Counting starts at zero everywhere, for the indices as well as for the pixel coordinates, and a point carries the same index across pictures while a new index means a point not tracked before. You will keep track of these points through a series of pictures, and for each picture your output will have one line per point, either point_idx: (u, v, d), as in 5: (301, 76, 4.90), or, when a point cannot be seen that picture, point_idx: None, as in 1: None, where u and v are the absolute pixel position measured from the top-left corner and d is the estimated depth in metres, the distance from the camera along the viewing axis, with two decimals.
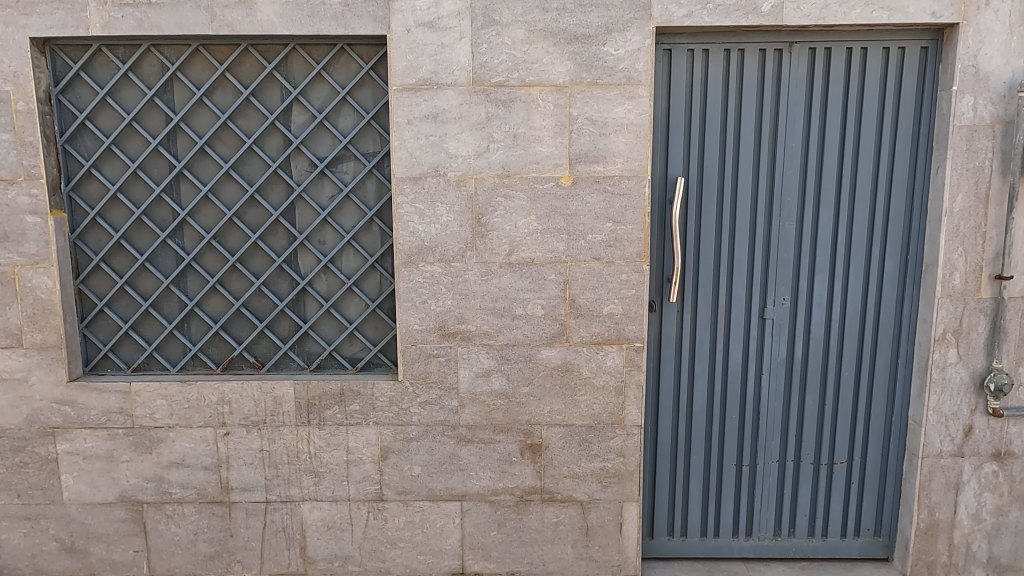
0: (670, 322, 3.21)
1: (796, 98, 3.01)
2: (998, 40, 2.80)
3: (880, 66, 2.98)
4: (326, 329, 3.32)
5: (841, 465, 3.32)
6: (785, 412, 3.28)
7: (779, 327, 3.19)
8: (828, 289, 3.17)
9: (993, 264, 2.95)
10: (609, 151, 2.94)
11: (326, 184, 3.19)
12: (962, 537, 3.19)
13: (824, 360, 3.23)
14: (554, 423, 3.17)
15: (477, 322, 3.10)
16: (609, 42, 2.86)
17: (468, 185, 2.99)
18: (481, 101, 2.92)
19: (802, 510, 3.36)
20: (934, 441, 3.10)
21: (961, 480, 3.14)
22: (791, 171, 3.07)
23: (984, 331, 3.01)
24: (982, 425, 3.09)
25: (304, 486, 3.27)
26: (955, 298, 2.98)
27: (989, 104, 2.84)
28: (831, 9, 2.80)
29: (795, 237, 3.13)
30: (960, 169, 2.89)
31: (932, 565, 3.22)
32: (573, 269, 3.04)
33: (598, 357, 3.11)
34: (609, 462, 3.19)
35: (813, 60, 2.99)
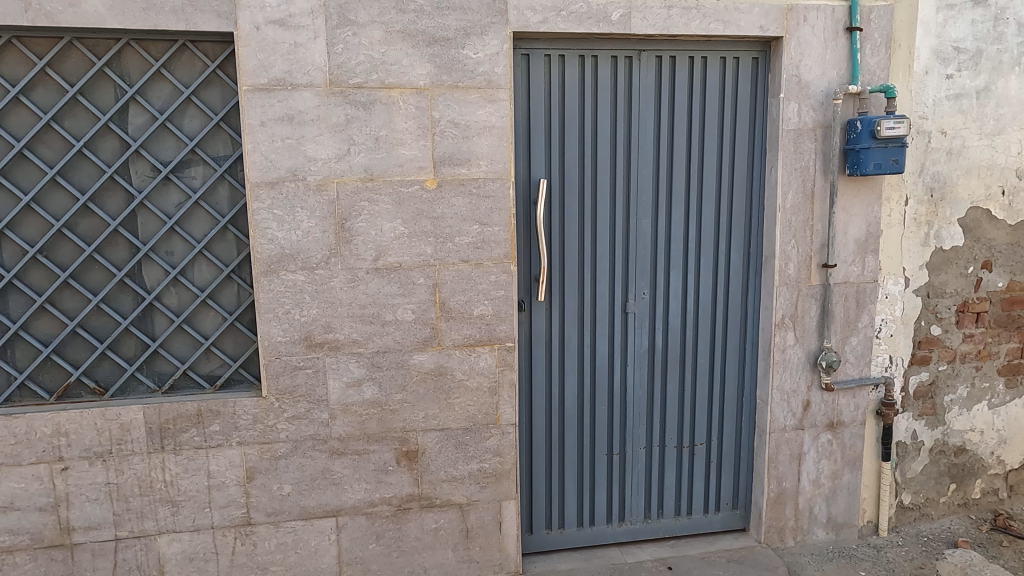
0: (539, 320, 3.28)
1: (646, 103, 3.19)
2: (815, 53, 3.12)
3: (718, 73, 3.22)
4: (179, 347, 3.08)
5: (701, 446, 3.55)
6: (649, 400, 3.46)
7: (640, 319, 3.36)
8: (682, 281, 3.38)
9: (820, 254, 3.28)
10: (472, 153, 2.96)
11: (172, 190, 2.96)
12: (805, 502, 3.52)
13: (681, 348, 3.44)
14: (429, 429, 3.14)
15: (345, 330, 3.00)
16: (467, 45, 2.88)
17: (329, 189, 2.89)
18: (340, 103, 2.84)
19: (669, 492, 3.56)
20: (779, 416, 3.40)
21: (802, 451, 3.46)
22: (644, 172, 3.24)
23: (815, 315, 3.34)
24: (818, 399, 3.42)
25: (160, 518, 3.01)
26: (791, 286, 3.28)
27: (811, 110, 3.16)
28: (673, 20, 3.00)
29: (651, 234, 3.31)
30: (790, 169, 3.19)
31: (782, 531, 3.52)
32: (441, 272, 3.03)
33: (470, 359, 3.11)
34: (487, 462, 3.21)
35: (660, 68, 3.17)
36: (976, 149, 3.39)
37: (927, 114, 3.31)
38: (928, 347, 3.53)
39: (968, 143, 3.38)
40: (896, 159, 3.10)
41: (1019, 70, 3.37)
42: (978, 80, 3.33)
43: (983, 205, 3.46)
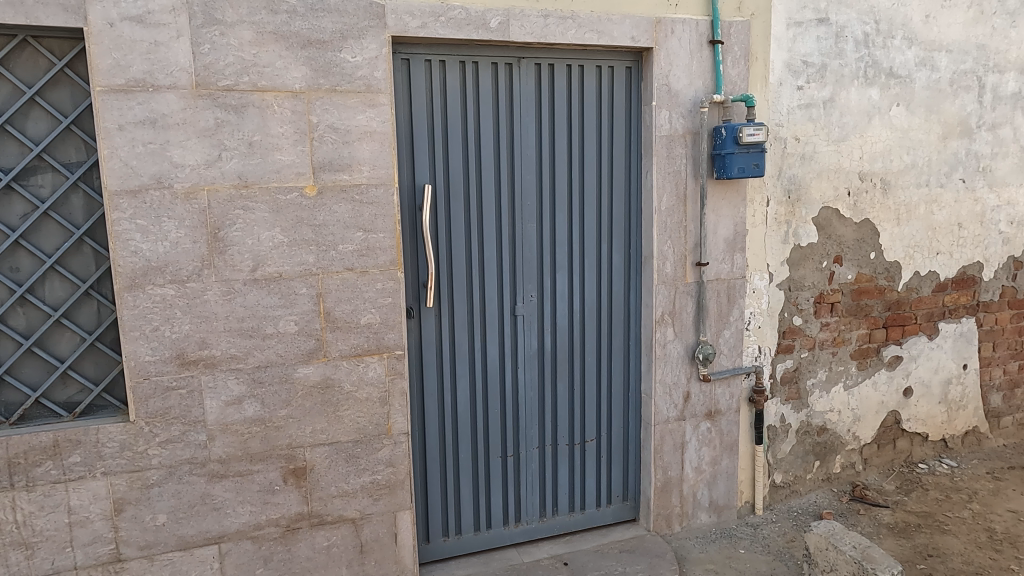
0: (429, 326, 3.25)
1: (527, 109, 3.25)
2: (683, 64, 3.31)
3: (595, 81, 3.33)
4: (29, 373, 2.80)
5: (591, 442, 3.66)
6: (540, 400, 3.52)
7: (528, 321, 3.42)
8: (568, 283, 3.47)
9: (694, 253, 3.48)
10: (353, 159, 2.89)
11: (15, 200, 2.69)
12: (689, 489, 3.71)
13: (570, 348, 3.53)
14: (317, 444, 3.03)
15: (222, 346, 2.84)
16: (345, 48, 2.81)
17: (199, 197, 2.73)
18: (208, 106, 2.69)
19: (562, 489, 3.64)
20: (663, 409, 3.57)
21: (685, 440, 3.65)
22: (528, 176, 3.30)
23: (692, 311, 3.53)
24: (697, 390, 3.62)
25: (12, 563, 2.72)
26: (669, 284, 3.45)
27: (681, 118, 3.35)
28: (550, 29, 3.07)
29: (536, 237, 3.37)
30: (663, 173, 3.36)
31: (669, 518, 3.69)
32: (325, 281, 2.93)
33: (358, 369, 3.04)
34: (379, 474, 3.14)
35: (540, 75, 3.25)
36: (825, 154, 3.73)
37: (783, 122, 3.59)
38: (791, 336, 3.83)
39: (818, 148, 3.70)
40: (757, 164, 3.33)
41: (858, 82, 3.73)
42: (824, 91, 3.66)
43: (833, 204, 3.80)
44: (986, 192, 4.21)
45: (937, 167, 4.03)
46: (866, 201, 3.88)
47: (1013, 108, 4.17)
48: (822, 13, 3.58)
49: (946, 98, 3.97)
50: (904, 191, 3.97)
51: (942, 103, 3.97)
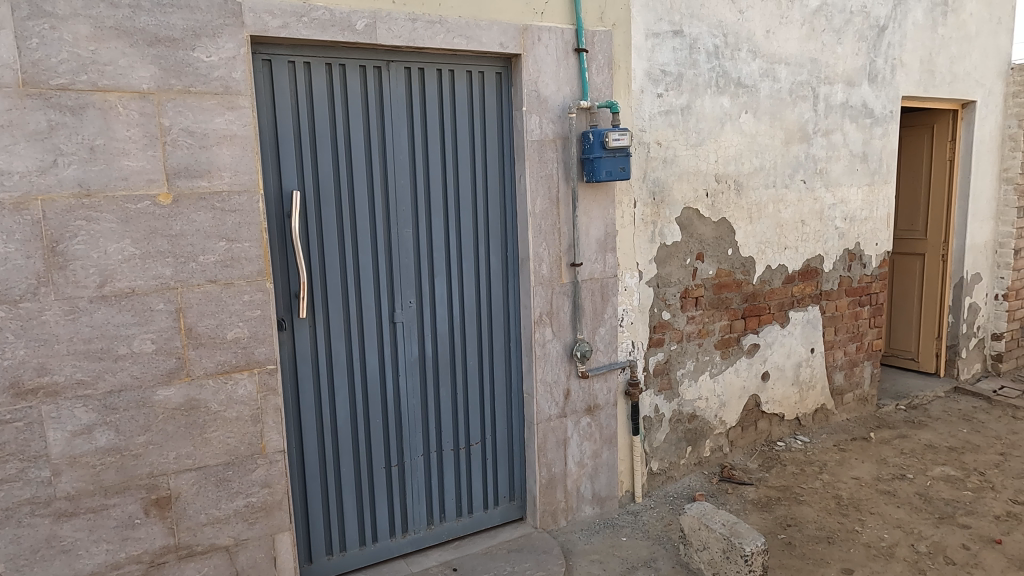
0: (303, 338, 3.13)
1: (398, 114, 3.21)
2: (550, 70, 3.40)
3: (466, 86, 3.35)
4: None
5: (476, 445, 3.67)
6: (423, 407, 3.49)
7: (408, 328, 3.38)
8: (446, 287, 3.46)
9: (568, 254, 3.58)
10: (212, 164, 2.72)
11: None
12: (573, 483, 3.81)
13: (451, 352, 3.52)
14: (183, 469, 2.82)
15: (66, 371, 2.58)
16: (198, 47, 2.64)
17: (31, 208, 2.46)
18: (39, 107, 2.43)
19: (449, 495, 3.62)
20: (544, 407, 3.64)
21: (567, 436, 3.74)
22: (402, 181, 3.26)
23: (568, 310, 3.63)
24: (576, 387, 3.73)
25: None
26: (545, 285, 3.54)
27: (550, 123, 3.44)
28: (418, 33, 3.05)
29: (413, 243, 3.34)
30: (536, 177, 3.44)
31: (554, 513, 3.77)
32: (185, 295, 2.74)
33: (227, 387, 2.87)
34: (254, 497, 2.97)
35: (410, 79, 3.22)
36: (684, 158, 3.97)
37: (645, 128, 3.78)
38: (661, 330, 4.04)
39: (678, 152, 3.94)
40: (623, 167, 3.49)
41: (711, 91, 4.01)
42: (682, 99, 3.90)
43: (693, 205, 4.06)
44: (824, 192, 4.66)
45: (782, 170, 4.41)
46: (723, 202, 4.18)
47: (843, 116, 4.64)
48: (676, 25, 3.82)
49: (787, 106, 4.36)
50: (755, 192, 4.31)
51: (784, 111, 4.35)
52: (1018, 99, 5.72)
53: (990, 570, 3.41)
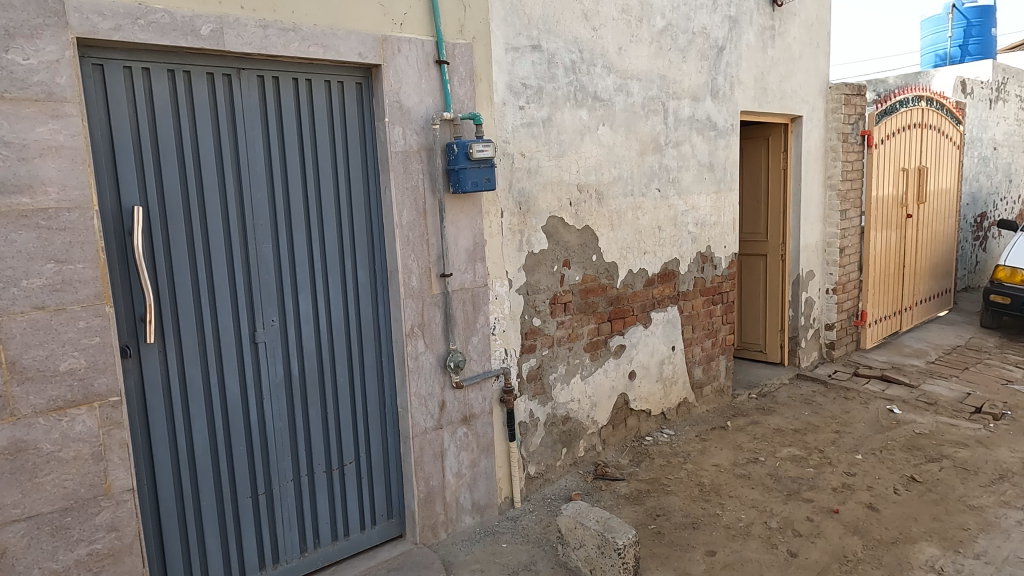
0: (153, 365, 2.88)
1: (252, 124, 3.06)
2: (412, 82, 3.39)
3: (325, 97, 3.26)
4: None
5: (350, 464, 3.55)
6: (291, 429, 3.33)
7: (271, 348, 3.21)
8: (312, 303, 3.33)
9: (437, 265, 3.57)
10: (35, 178, 2.45)
11: None
12: (452, 495, 3.79)
13: (319, 371, 3.40)
14: (10, 521, 2.51)
15: None
16: (13, 48, 2.38)
17: None
18: None
19: (323, 519, 3.48)
20: (419, 420, 3.60)
21: (444, 448, 3.72)
22: (258, 194, 3.11)
23: (440, 321, 3.62)
24: (451, 398, 3.72)
25: None
26: (415, 297, 3.50)
27: (414, 134, 3.42)
28: (270, 40, 2.93)
29: (273, 258, 3.19)
30: (402, 189, 3.40)
31: (434, 527, 3.73)
32: (6, 325, 2.44)
33: (61, 425, 2.58)
34: (99, 543, 2.70)
35: (263, 88, 3.08)
36: (547, 169, 4.09)
37: (509, 139, 3.87)
38: (532, 336, 4.14)
39: (542, 163, 4.06)
40: (488, 178, 3.54)
41: (569, 104, 4.18)
42: (542, 111, 4.03)
43: (558, 214, 4.19)
44: (676, 199, 4.98)
45: (638, 179, 4.66)
46: (586, 210, 4.35)
47: (690, 129, 5.00)
48: (534, 41, 3.94)
49: (640, 120, 4.62)
50: (615, 200, 4.53)
51: (638, 124, 4.61)
52: (836, 114, 6.43)
53: (830, 537, 3.78)
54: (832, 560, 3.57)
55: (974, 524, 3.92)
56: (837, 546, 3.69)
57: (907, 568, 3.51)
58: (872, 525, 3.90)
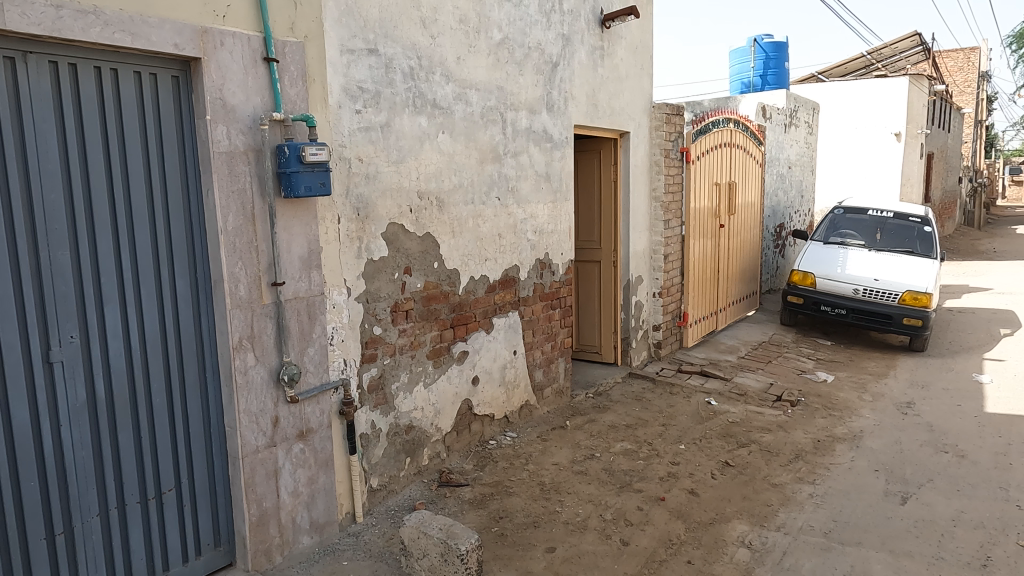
0: None
1: (43, 115, 2.70)
2: (236, 78, 3.18)
3: (134, 89, 2.96)
4: None
5: (169, 492, 3.24)
6: (97, 458, 2.97)
7: (71, 368, 2.85)
8: (121, 317, 3.00)
9: (268, 273, 3.38)
10: None
11: None
12: (287, 515, 3.59)
13: (131, 391, 3.07)
14: None
15: None
16: None
17: None
18: None
19: (138, 555, 3.13)
20: (250, 439, 3.38)
21: (278, 466, 3.52)
22: (53, 195, 2.74)
23: (272, 332, 3.42)
24: (285, 413, 3.53)
25: None
26: (243, 308, 3.28)
27: (240, 134, 3.21)
28: (65, 22, 2.61)
29: (72, 267, 2.83)
30: (227, 192, 3.18)
31: (268, 551, 3.51)
32: None
33: None
34: None
35: (58, 75, 2.73)
36: (386, 174, 4.03)
37: (345, 143, 3.77)
38: (373, 345, 4.05)
39: (380, 169, 3.99)
40: (323, 183, 3.43)
41: (408, 110, 4.15)
42: (380, 116, 3.97)
43: (398, 220, 4.14)
44: (515, 208, 5.13)
45: (479, 187, 4.74)
46: (426, 217, 4.34)
47: (528, 140, 5.17)
48: (371, 44, 3.87)
49: (479, 129, 4.70)
50: (456, 208, 4.56)
51: (477, 133, 4.69)
52: (659, 132, 6.97)
53: (657, 523, 4.06)
54: (660, 545, 3.85)
55: (775, 500, 4.41)
56: (663, 531, 3.98)
57: (722, 545, 3.87)
58: (693, 509, 4.26)
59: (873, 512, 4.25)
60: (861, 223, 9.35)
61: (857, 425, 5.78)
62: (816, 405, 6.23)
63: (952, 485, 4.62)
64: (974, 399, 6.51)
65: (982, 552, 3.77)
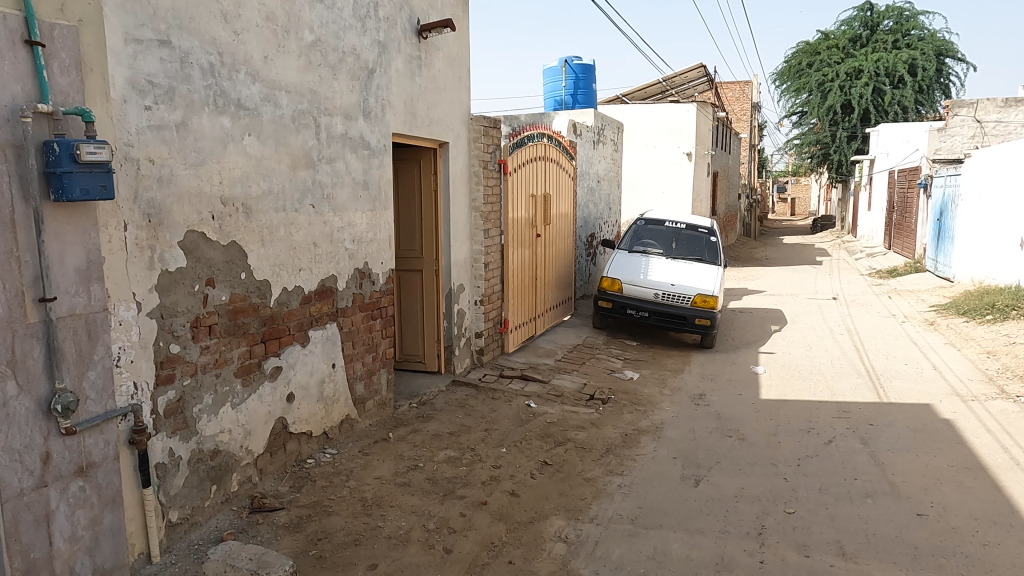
0: None
1: None
2: None
3: None
4: None
5: None
6: None
7: None
8: None
9: (33, 288, 2.92)
10: None
11: None
12: (63, 566, 3.11)
13: None
14: None
15: None
16: None
17: None
18: None
19: None
20: (12, 482, 2.88)
21: (50, 510, 3.04)
22: None
23: (40, 356, 2.96)
24: (59, 447, 3.06)
25: None
26: (1, 328, 2.80)
27: None
28: None
29: None
30: None
31: None
32: None
33: None
34: None
35: None
36: (183, 178, 3.70)
37: (132, 142, 3.39)
38: (170, 365, 3.68)
39: (176, 171, 3.65)
40: (103, 185, 3.07)
41: (208, 110, 3.84)
42: (175, 114, 3.63)
43: (198, 228, 3.81)
44: (331, 216, 4.95)
45: (291, 194, 4.52)
46: (231, 224, 4.04)
47: (343, 146, 5.02)
48: (162, 35, 3.53)
49: (290, 132, 4.48)
50: (264, 215, 4.30)
51: (288, 136, 4.47)
52: (477, 143, 7.14)
53: (480, 528, 4.13)
54: (482, 549, 3.91)
55: (589, 493, 4.69)
56: (485, 535, 4.05)
57: (540, 542, 4.03)
58: (513, 510, 4.39)
59: (671, 496, 4.67)
60: (659, 233, 10.30)
61: (659, 418, 6.33)
62: (623, 402, 6.73)
63: (735, 466, 5.23)
64: (751, 387, 7.44)
65: (758, 522, 4.30)
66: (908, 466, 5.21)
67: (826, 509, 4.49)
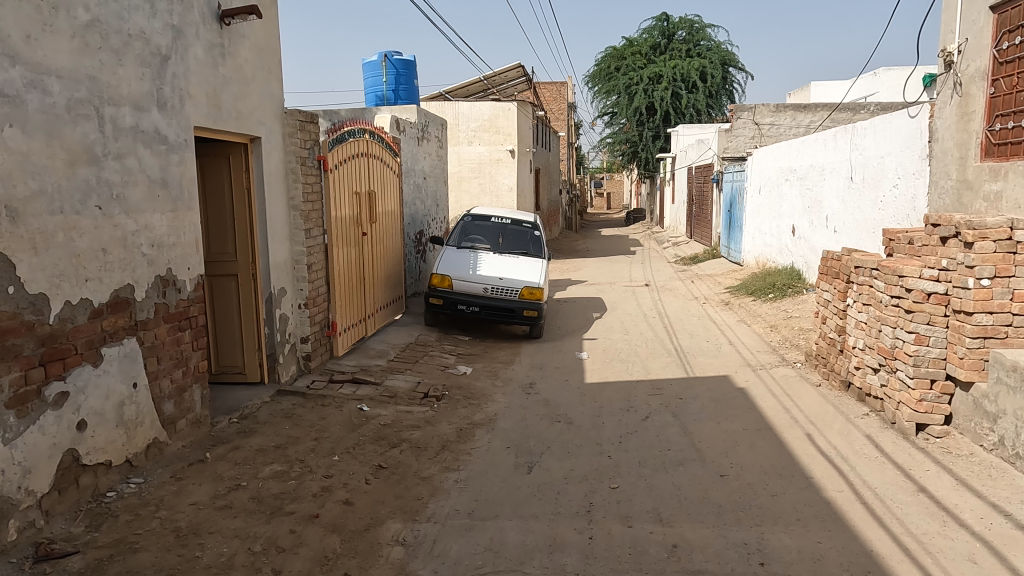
0: None
1: None
2: None
3: None
4: None
5: None
6: None
7: None
8: None
9: None
10: None
11: None
12: None
13: None
14: None
15: None
16: None
17: None
18: None
19: None
20: None
21: None
22: None
23: None
24: None
25: None
26: None
27: None
28: None
29: None
30: None
31: None
32: None
33: None
34: None
35: None
36: None
37: None
38: None
39: None
40: None
41: None
42: None
43: None
44: (122, 218, 4.42)
45: (69, 195, 3.96)
46: None
47: (134, 140, 4.50)
48: None
49: (65, 124, 3.92)
50: (35, 219, 3.73)
51: (61, 128, 3.90)
52: (292, 138, 6.77)
53: (312, 543, 3.93)
54: (314, 564, 3.73)
55: (425, 493, 4.66)
56: (317, 550, 3.87)
57: (377, 548, 3.93)
58: (347, 520, 4.23)
59: (506, 486, 4.78)
60: (486, 229, 10.51)
61: (491, 410, 6.47)
62: (457, 397, 6.79)
63: (564, 449, 5.49)
64: (577, 373, 7.87)
65: (586, 500, 4.55)
66: (711, 433, 5.82)
67: (645, 480, 4.87)
